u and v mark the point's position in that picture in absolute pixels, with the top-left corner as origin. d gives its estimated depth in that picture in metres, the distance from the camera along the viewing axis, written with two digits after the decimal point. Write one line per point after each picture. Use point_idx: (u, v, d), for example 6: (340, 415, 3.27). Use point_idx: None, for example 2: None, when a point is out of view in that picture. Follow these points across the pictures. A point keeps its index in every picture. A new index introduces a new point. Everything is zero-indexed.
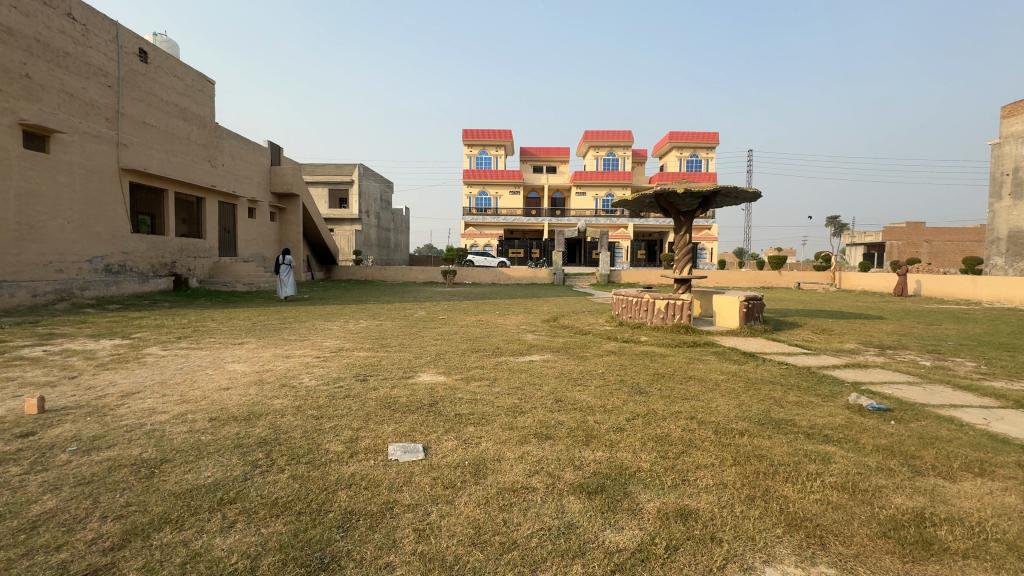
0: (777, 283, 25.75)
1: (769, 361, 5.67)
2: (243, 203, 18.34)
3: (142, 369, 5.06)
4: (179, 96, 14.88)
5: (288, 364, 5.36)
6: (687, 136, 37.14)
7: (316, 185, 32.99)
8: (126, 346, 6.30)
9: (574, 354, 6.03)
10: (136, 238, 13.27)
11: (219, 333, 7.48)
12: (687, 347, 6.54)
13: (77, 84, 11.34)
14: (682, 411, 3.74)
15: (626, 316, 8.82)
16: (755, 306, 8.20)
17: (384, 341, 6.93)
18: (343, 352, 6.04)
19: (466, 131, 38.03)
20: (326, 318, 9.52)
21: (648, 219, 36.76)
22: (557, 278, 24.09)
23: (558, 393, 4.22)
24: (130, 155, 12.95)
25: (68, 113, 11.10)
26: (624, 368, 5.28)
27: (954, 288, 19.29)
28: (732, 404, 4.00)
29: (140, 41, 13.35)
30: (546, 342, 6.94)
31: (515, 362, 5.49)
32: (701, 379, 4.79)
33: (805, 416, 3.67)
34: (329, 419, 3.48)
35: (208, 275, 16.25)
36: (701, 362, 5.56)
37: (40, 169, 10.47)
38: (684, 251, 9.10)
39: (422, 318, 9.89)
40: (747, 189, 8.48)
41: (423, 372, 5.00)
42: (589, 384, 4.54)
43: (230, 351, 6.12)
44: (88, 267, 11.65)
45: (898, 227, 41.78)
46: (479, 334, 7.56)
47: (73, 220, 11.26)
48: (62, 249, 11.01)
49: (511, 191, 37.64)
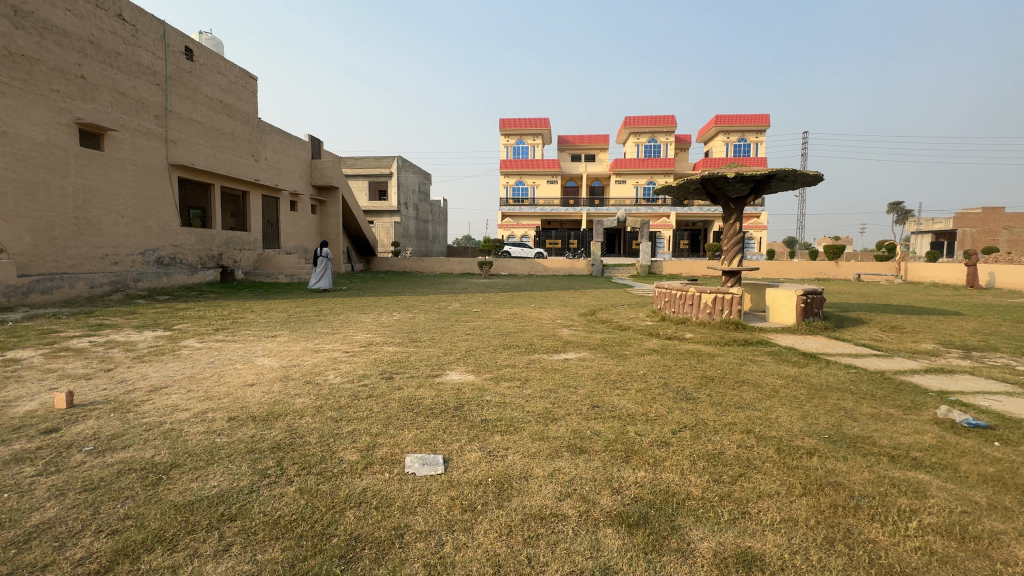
0: (834, 275, 24.06)
1: (835, 364, 5.06)
2: (286, 197, 18.82)
3: (176, 362, 5.07)
4: (224, 93, 15.30)
5: (316, 359, 5.26)
6: (734, 120, 35.28)
7: (357, 178, 33.61)
8: (165, 338, 6.41)
9: (613, 352, 5.62)
10: (186, 232, 13.79)
11: (255, 325, 7.54)
12: (738, 346, 5.98)
13: (128, 84, 11.78)
14: (738, 423, 3.31)
15: (669, 310, 8.27)
16: (816, 301, 7.47)
17: (415, 335, 6.74)
18: (372, 347, 5.90)
19: (503, 121, 37.66)
20: (360, 310, 9.49)
21: (691, 208, 35.27)
22: (595, 269, 23.49)
23: (595, 398, 3.85)
24: (178, 151, 13.41)
25: (120, 111, 11.56)
26: (667, 369, 4.84)
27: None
28: (795, 415, 3.51)
29: (186, 39, 13.75)
30: (583, 338, 6.56)
31: (549, 361, 5.16)
32: (756, 385, 4.29)
33: (886, 434, 3.15)
34: (348, 423, 3.27)
35: (252, 267, 16.77)
36: (755, 364, 5.04)
37: (95, 166, 10.96)
38: (734, 241, 8.41)
39: (455, 311, 9.70)
40: (807, 172, 7.69)
41: (451, 371, 4.74)
42: (629, 388, 4.15)
43: (262, 344, 6.11)
44: (141, 259, 12.19)
45: (972, 214, 38.24)
46: (513, 329, 7.25)
47: (126, 215, 11.78)
48: (117, 243, 11.52)
49: (549, 181, 37.04)
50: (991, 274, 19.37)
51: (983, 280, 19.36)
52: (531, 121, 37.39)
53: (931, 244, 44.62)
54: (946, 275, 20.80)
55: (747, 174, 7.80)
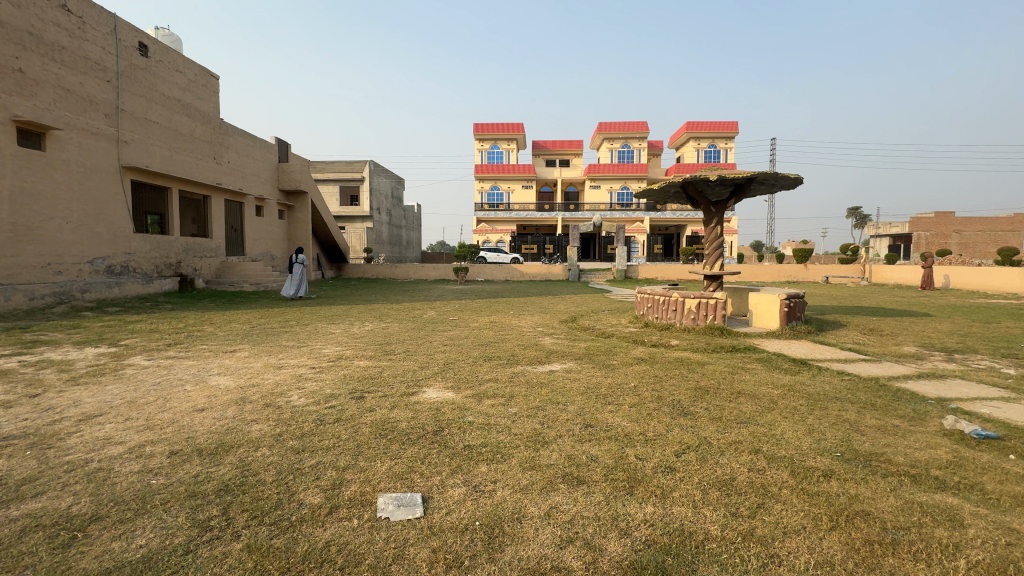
0: (803, 278, 24.65)
1: (827, 371, 4.91)
2: (251, 202, 18.00)
3: (117, 384, 4.50)
4: (182, 92, 14.48)
5: (278, 377, 4.76)
6: (705, 126, 36.01)
7: (327, 183, 32.67)
8: (108, 356, 5.78)
9: (600, 363, 5.33)
10: (140, 239, 12.91)
11: (213, 339, 6.95)
12: (727, 354, 5.79)
13: (74, 79, 10.94)
14: (743, 441, 3.05)
15: (652, 316, 8.08)
16: (798, 305, 7.42)
17: (388, 347, 6.30)
18: (341, 362, 5.44)
19: (477, 125, 37.41)
20: (330, 320, 8.96)
21: (664, 213, 35.73)
22: (572, 274, 23.37)
23: (586, 416, 3.54)
24: (132, 152, 12.56)
25: (64, 109, 10.72)
26: (659, 381, 4.57)
27: (988, 281, 18.59)
28: (801, 429, 3.28)
29: (140, 34, 12.93)
30: (567, 347, 6.27)
31: (534, 374, 4.83)
32: (754, 396, 4.06)
33: (899, 450, 2.94)
34: (312, 455, 2.86)
35: (214, 275, 15.91)
36: (747, 373, 4.84)
37: (35, 168, 10.09)
38: (715, 245, 8.31)
39: (431, 319, 9.26)
40: (786, 175, 7.63)
41: (428, 387, 4.35)
42: (621, 403, 3.86)
43: (219, 360, 5.56)
44: (89, 268, 11.30)
45: (926, 218, 39.99)
46: (492, 339, 6.89)
47: (72, 220, 10.91)
48: (61, 251, 10.64)
49: (523, 186, 36.92)
50: (946, 274, 20.24)
51: (939, 282, 20.18)
52: (505, 126, 37.25)
53: (889, 247, 46.45)
54: (908, 277, 21.59)
55: (729, 177, 7.70)
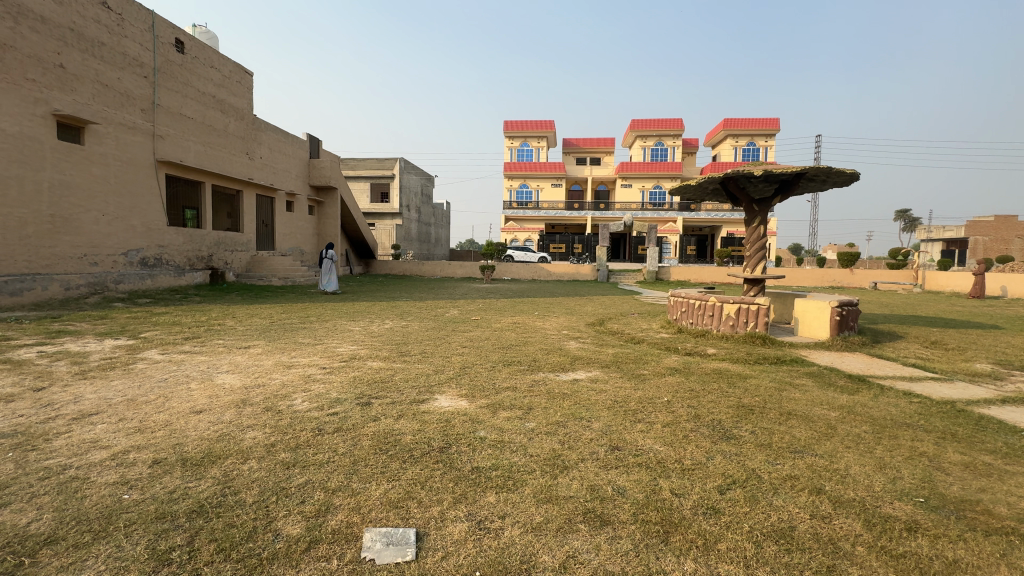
0: (848, 283, 23.31)
1: (890, 391, 4.32)
2: (282, 197, 18.21)
3: (123, 380, 4.36)
4: (217, 88, 14.71)
5: (285, 378, 4.52)
6: (743, 123, 34.64)
7: (359, 180, 33.02)
8: (124, 348, 5.70)
9: (629, 372, 4.89)
10: (173, 232, 13.16)
11: (230, 334, 6.83)
12: (771, 366, 5.25)
13: (112, 75, 11.19)
14: (801, 478, 2.57)
15: (686, 321, 7.54)
16: (850, 313, 6.76)
17: (405, 348, 6.02)
18: (354, 362, 5.18)
19: (508, 123, 37.12)
20: (350, 317, 8.79)
21: (699, 213, 34.58)
22: (601, 274, 22.79)
23: (613, 436, 3.13)
24: (166, 147, 12.80)
25: (102, 104, 10.97)
26: (695, 395, 4.10)
27: None
28: (870, 464, 2.77)
29: (177, 31, 13.17)
30: (593, 353, 5.84)
31: (556, 383, 4.44)
32: (807, 419, 3.55)
33: (999, 498, 2.41)
34: (302, 471, 2.56)
35: (245, 269, 16.14)
36: (796, 390, 4.32)
37: (74, 161, 10.35)
38: (758, 246, 7.67)
39: (453, 318, 8.97)
40: (842, 170, 6.93)
41: (440, 395, 4.01)
42: (653, 421, 3.42)
43: (231, 357, 5.39)
44: (123, 259, 11.55)
45: (984, 221, 37.35)
46: (514, 342, 6.51)
47: (107, 213, 11.15)
48: (97, 242, 10.89)
49: (553, 184, 36.43)
50: (1002, 283, 18.79)
51: (994, 291, 18.79)
52: (536, 124, 36.83)
53: (941, 252, 43.74)
54: (965, 284, 20.09)
55: (776, 171, 7.07)
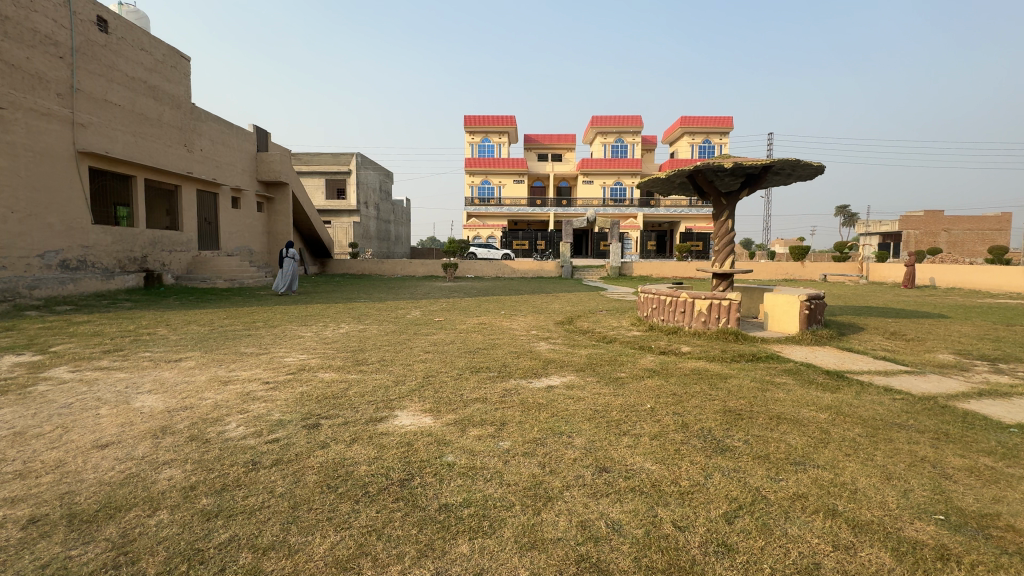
0: (800, 276, 24.26)
1: (871, 387, 4.21)
2: (226, 192, 16.97)
3: (15, 407, 3.63)
4: (148, 72, 13.42)
5: (219, 396, 3.91)
6: (699, 121, 35.46)
7: (313, 176, 31.54)
8: (26, 367, 4.88)
9: (606, 376, 4.58)
10: (100, 230, 11.89)
11: (161, 345, 6.06)
12: (748, 364, 5.08)
13: (19, 54, 9.89)
14: (810, 497, 2.30)
15: (657, 318, 7.34)
16: (818, 307, 6.75)
17: (361, 355, 5.48)
18: (303, 375, 4.61)
19: (468, 118, 36.52)
20: (302, 321, 8.11)
21: (658, 209, 35.20)
22: (565, 270, 22.72)
23: (598, 454, 2.79)
24: (89, 136, 11.52)
25: (9, 86, 9.68)
26: (678, 400, 3.82)
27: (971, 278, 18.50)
28: (876, 475, 2.54)
29: (99, 8, 11.86)
30: (565, 355, 5.51)
31: (529, 391, 4.06)
32: (798, 423, 3.33)
33: (1017, 510, 2.22)
34: (227, 524, 2.06)
35: (185, 270, 14.89)
36: (781, 390, 4.12)
37: None
38: (726, 240, 7.57)
39: (416, 320, 8.44)
40: (808, 163, 6.88)
41: (401, 411, 3.55)
42: (639, 434, 3.11)
43: (156, 373, 4.69)
44: (39, 262, 10.29)
45: (916, 216, 39.85)
46: (481, 345, 6.09)
47: (18, 210, 9.88)
48: (5, 243, 9.63)
49: (515, 181, 36.12)
50: (931, 274, 20.00)
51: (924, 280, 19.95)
52: (497, 119, 36.39)
53: (879, 245, 46.49)
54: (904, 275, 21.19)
55: (745, 164, 6.95)
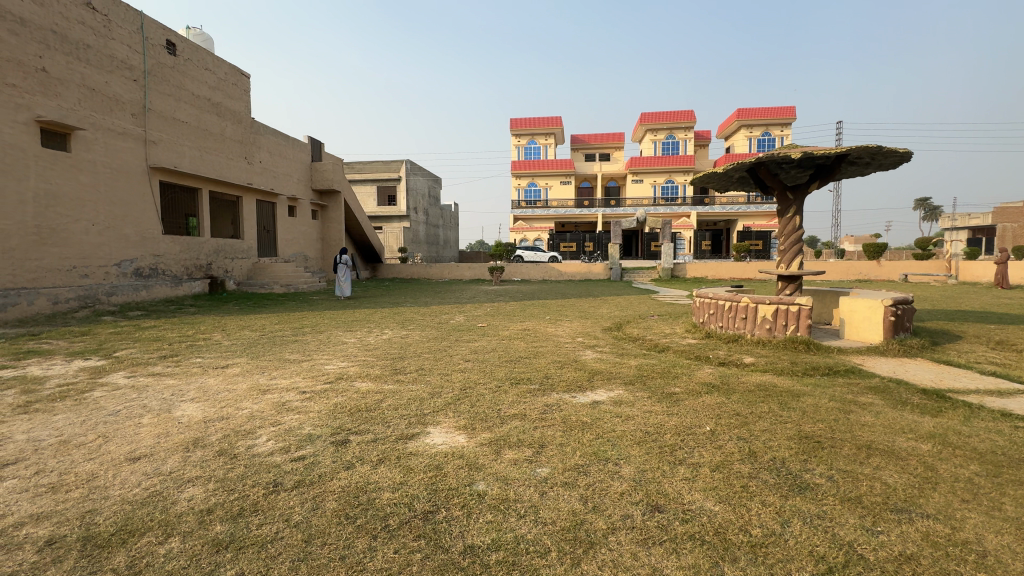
0: (875, 276, 22.23)
1: (983, 411, 3.53)
2: (283, 202, 17.77)
3: (68, 413, 3.74)
4: (212, 91, 14.24)
5: (256, 407, 3.86)
6: (757, 113, 33.49)
7: (365, 183, 32.59)
8: (89, 371, 5.11)
9: (657, 390, 4.16)
10: (169, 240, 12.69)
11: (213, 350, 6.22)
12: (824, 379, 4.46)
13: (99, 79, 10.73)
14: (923, 561, 1.84)
15: (715, 325, 6.75)
16: (905, 313, 5.95)
17: (400, 364, 5.34)
18: (340, 384, 4.52)
19: (514, 121, 36.50)
20: (347, 327, 8.15)
21: (713, 207, 33.59)
22: (614, 272, 22.01)
23: (650, 489, 2.42)
24: (160, 152, 12.34)
25: (90, 109, 10.52)
26: (743, 422, 3.35)
27: None
28: (1014, 534, 2.01)
29: (168, 32, 12.69)
30: (613, 366, 5.11)
31: (572, 407, 3.73)
32: (894, 456, 2.79)
33: None
34: (235, 559, 1.89)
35: (246, 277, 15.67)
36: (867, 412, 3.55)
37: (61, 169, 9.91)
38: (793, 238, 6.86)
39: (458, 326, 8.27)
40: (893, 150, 6.07)
41: (433, 428, 3.33)
42: (698, 464, 2.70)
43: (202, 379, 4.76)
44: (116, 271, 11.09)
45: (1012, 207, 35.59)
46: (523, 354, 5.80)
47: (98, 223, 10.71)
48: (87, 254, 10.45)
49: (562, 182, 35.68)
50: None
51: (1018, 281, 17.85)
52: (544, 120, 36.12)
53: (968, 241, 41.96)
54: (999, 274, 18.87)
55: (815, 154, 6.25)
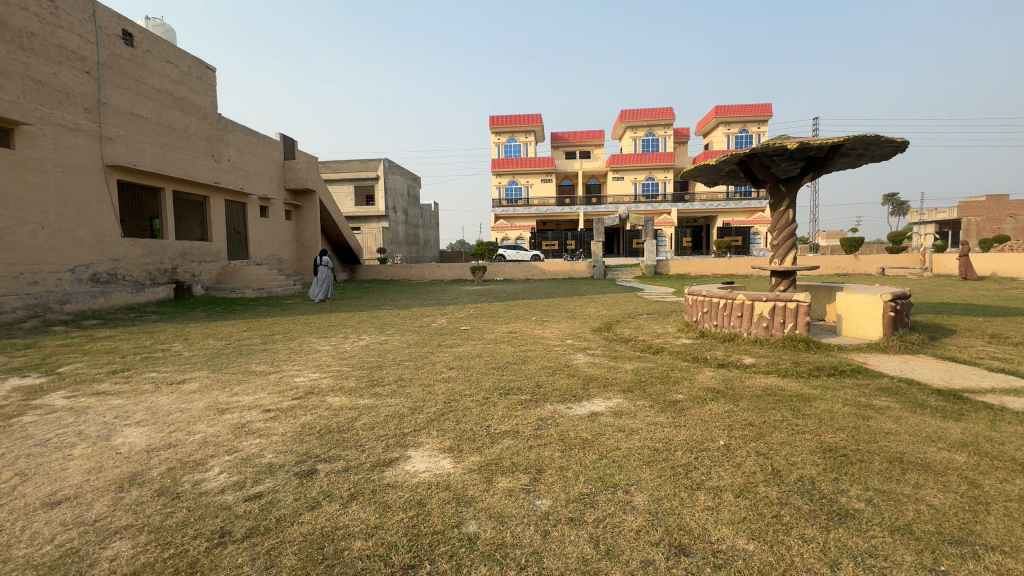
0: (853, 270, 22.53)
1: (1007, 414, 3.30)
2: (254, 202, 16.99)
3: None
4: (174, 84, 13.47)
5: (211, 430, 3.39)
6: (735, 110, 33.77)
7: (342, 183, 31.73)
8: (24, 391, 4.54)
9: (659, 398, 3.84)
10: (129, 243, 11.92)
11: (171, 363, 5.67)
12: (832, 381, 4.20)
13: (46, 70, 9.93)
14: None
15: (709, 323, 6.50)
16: (904, 308, 5.78)
17: (378, 374, 4.90)
18: (311, 400, 4.07)
19: (494, 118, 36.06)
20: (322, 333, 7.64)
21: (694, 204, 33.82)
22: (597, 271, 21.80)
23: (672, 526, 2.05)
24: (117, 150, 11.56)
25: (36, 103, 9.73)
26: (759, 434, 3.04)
27: None
28: None
29: (124, 22, 11.90)
30: (608, 371, 4.78)
31: (569, 421, 3.36)
32: (934, 471, 2.50)
33: None
34: None
35: (215, 280, 14.90)
36: (886, 418, 3.29)
37: (4, 168, 9.12)
38: (787, 233, 6.64)
39: (440, 330, 7.84)
40: (890, 140, 5.88)
41: (414, 451, 2.92)
42: (720, 488, 2.36)
43: (153, 398, 4.23)
44: (70, 277, 10.31)
45: (977, 201, 36.67)
46: (511, 359, 5.41)
47: (48, 226, 9.92)
48: (36, 259, 9.66)
49: (543, 180, 35.42)
50: (992, 266, 18.40)
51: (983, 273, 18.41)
52: (524, 118, 35.79)
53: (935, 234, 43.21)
54: None
55: (809, 145, 6.03)
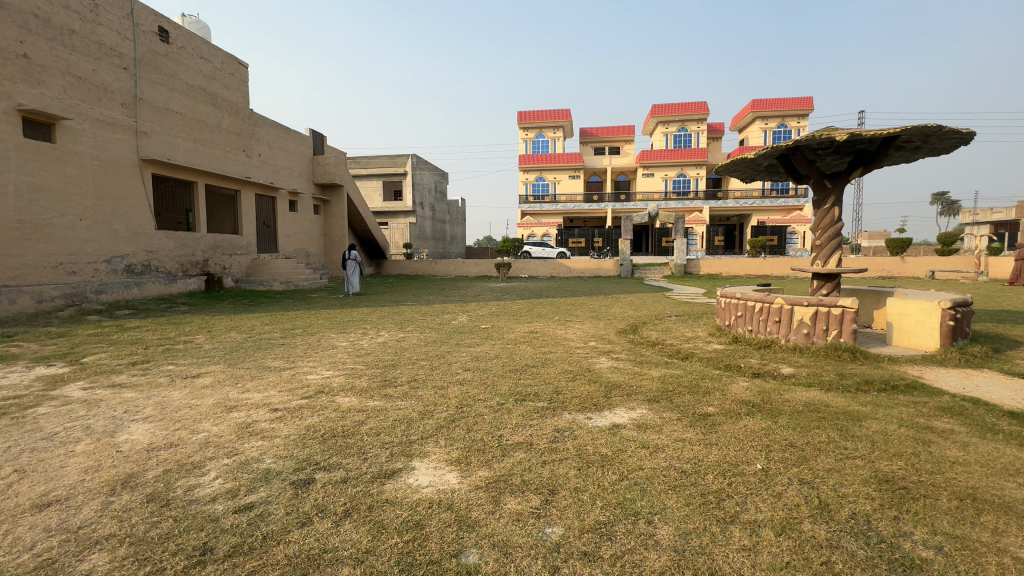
0: (899, 272, 21.23)
1: None
2: (284, 196, 17.25)
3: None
4: (208, 80, 13.73)
5: (215, 430, 3.27)
6: (773, 104, 32.41)
7: (371, 179, 32.06)
8: (45, 381, 4.59)
9: (689, 410, 3.52)
10: (163, 236, 12.23)
11: (190, 355, 5.67)
12: (883, 397, 3.79)
13: (86, 66, 10.23)
14: None
15: (742, 328, 6.11)
16: (964, 317, 5.24)
17: (391, 374, 4.74)
18: (320, 400, 3.93)
19: (522, 114, 35.73)
20: (341, 329, 7.57)
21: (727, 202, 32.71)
22: (624, 269, 21.28)
23: (702, 569, 1.78)
24: (152, 144, 11.85)
25: (76, 98, 10.03)
26: (801, 457, 2.71)
27: None
28: None
29: (160, 19, 12.18)
30: (632, 378, 4.47)
31: (588, 433, 3.10)
32: (1015, 513, 2.13)
33: None
34: None
35: (244, 273, 15.18)
36: (951, 443, 2.89)
37: (46, 161, 9.43)
38: (833, 232, 6.14)
39: (460, 328, 7.67)
40: (954, 131, 5.32)
41: (419, 462, 2.72)
42: (758, 523, 2.06)
43: (165, 392, 4.18)
44: (106, 267, 10.64)
45: None
46: (531, 361, 5.17)
47: (86, 218, 10.24)
48: (75, 250, 9.99)
49: (571, 176, 34.92)
50: None
51: None
52: (552, 113, 35.30)
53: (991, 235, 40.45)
54: None
55: (860, 137, 5.53)
